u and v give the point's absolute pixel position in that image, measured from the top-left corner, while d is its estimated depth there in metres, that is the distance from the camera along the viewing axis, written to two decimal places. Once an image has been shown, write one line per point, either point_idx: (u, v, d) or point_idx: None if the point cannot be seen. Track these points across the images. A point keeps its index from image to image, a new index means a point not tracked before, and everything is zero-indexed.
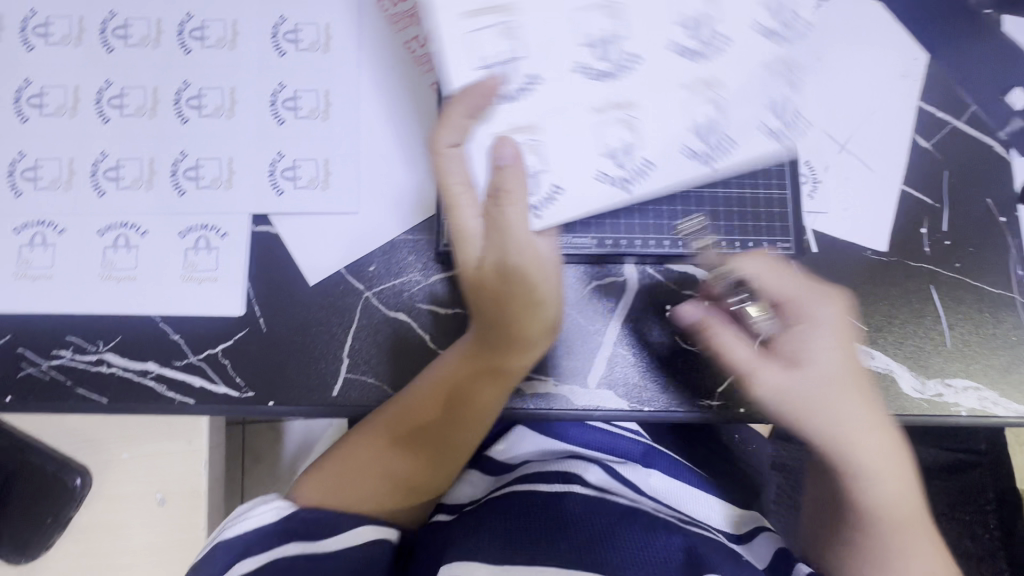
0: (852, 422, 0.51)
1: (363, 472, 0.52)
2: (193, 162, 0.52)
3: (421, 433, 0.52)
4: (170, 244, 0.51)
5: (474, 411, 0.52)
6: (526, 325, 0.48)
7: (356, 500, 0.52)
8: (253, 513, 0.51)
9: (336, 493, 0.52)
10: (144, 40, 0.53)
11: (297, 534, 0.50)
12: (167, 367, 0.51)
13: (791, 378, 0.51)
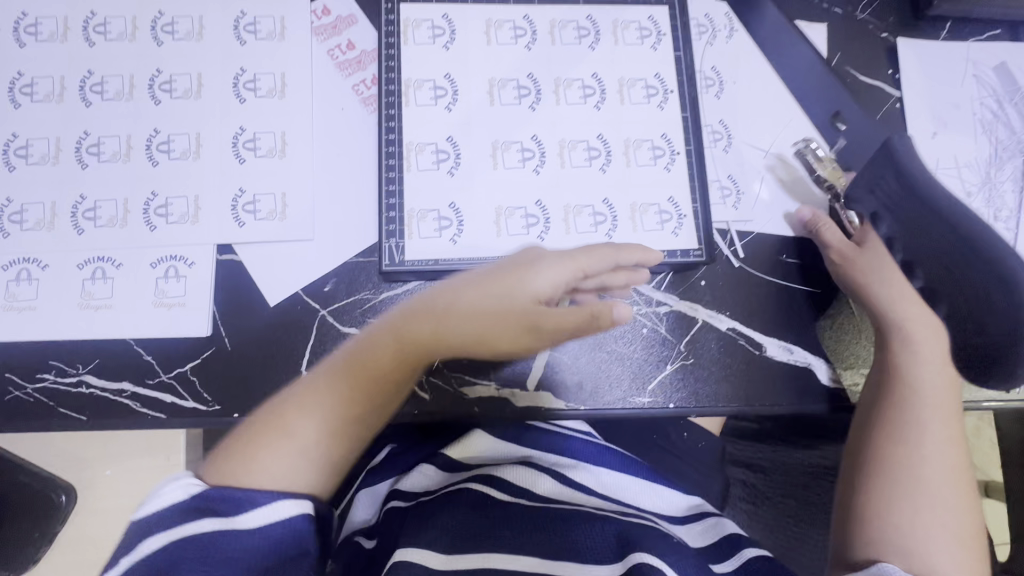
0: (934, 365, 0.59)
1: (287, 449, 0.50)
2: (163, 201, 0.58)
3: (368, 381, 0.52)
4: (142, 275, 0.57)
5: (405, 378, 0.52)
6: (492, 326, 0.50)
7: (286, 473, 0.50)
8: (169, 492, 0.48)
9: (266, 473, 0.50)
10: (119, 94, 0.60)
11: (216, 511, 0.47)
12: (141, 385, 0.56)
13: (883, 294, 0.59)
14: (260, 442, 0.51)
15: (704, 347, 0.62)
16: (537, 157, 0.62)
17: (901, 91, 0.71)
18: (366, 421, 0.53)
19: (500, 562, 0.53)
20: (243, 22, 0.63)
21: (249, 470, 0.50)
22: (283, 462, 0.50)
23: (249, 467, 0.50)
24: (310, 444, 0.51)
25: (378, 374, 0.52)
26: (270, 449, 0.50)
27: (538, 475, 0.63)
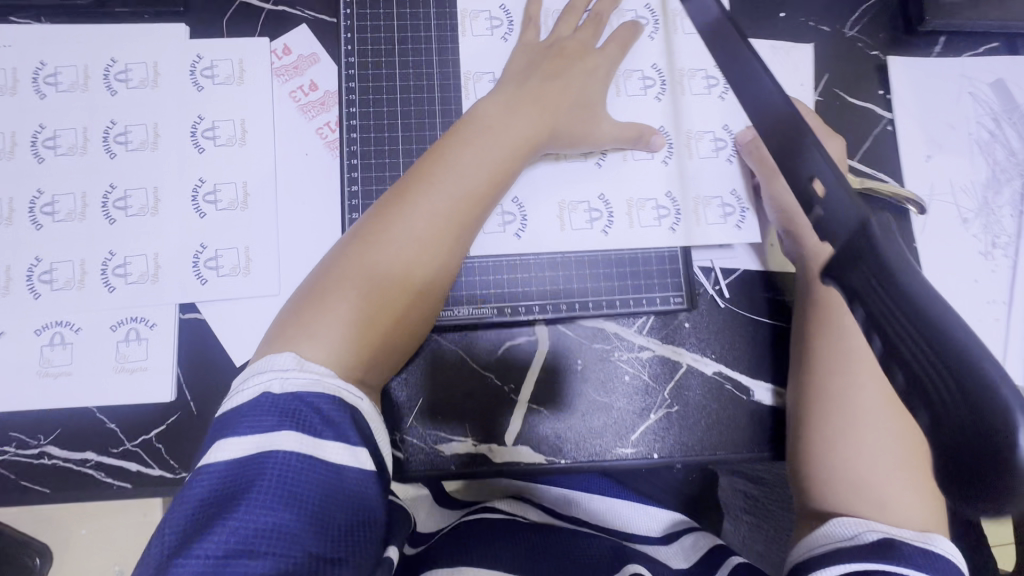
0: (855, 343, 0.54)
1: (334, 283, 0.46)
2: (121, 260, 0.56)
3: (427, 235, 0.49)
4: (103, 340, 0.55)
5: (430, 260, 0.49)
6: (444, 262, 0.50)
7: (330, 333, 0.44)
8: (244, 386, 0.42)
9: (309, 336, 0.44)
10: (72, 148, 0.58)
11: (299, 421, 0.39)
12: (104, 455, 0.54)
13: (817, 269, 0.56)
14: (307, 300, 0.46)
15: (690, 393, 0.60)
16: (518, 221, 0.59)
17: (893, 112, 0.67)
18: (410, 219, 0.48)
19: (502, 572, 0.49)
20: (200, 67, 0.60)
21: (299, 337, 0.44)
22: (333, 303, 0.45)
23: (296, 325, 0.45)
24: (361, 277, 0.46)
25: (436, 227, 0.49)
26: (317, 309, 0.45)
27: (527, 505, 0.64)
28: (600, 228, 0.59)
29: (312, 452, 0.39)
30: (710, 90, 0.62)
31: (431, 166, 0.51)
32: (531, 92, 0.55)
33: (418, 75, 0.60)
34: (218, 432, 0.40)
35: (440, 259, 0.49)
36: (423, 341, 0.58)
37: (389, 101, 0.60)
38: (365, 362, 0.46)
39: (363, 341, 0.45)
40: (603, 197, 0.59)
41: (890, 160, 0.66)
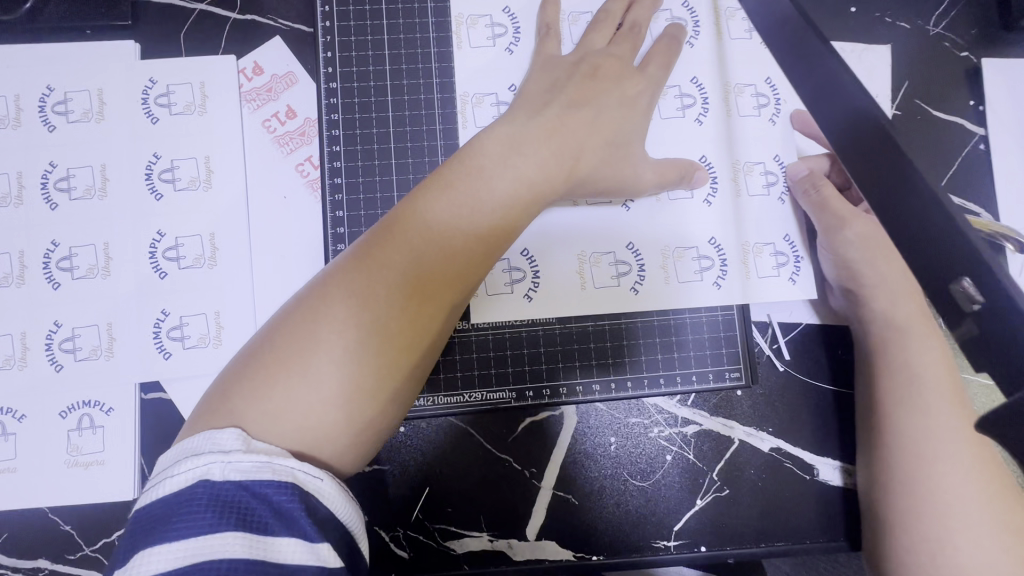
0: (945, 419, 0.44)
1: (301, 344, 0.37)
2: (68, 333, 0.47)
3: (405, 291, 0.39)
4: (51, 428, 0.47)
5: (419, 321, 0.40)
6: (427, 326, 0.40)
7: (293, 416, 0.36)
8: (173, 474, 0.32)
9: (266, 414, 0.35)
10: (5, 198, 0.48)
11: (239, 514, 0.31)
12: (59, 563, 0.46)
13: (894, 347, 0.47)
14: (264, 358, 0.37)
15: (743, 474, 0.51)
16: (528, 279, 0.49)
17: (986, 127, 0.56)
18: (405, 256, 0.40)
19: None
20: (153, 94, 0.50)
21: (250, 408, 0.36)
22: (298, 367, 0.37)
23: (250, 393, 0.36)
24: (333, 339, 0.37)
25: (418, 277, 0.39)
26: (277, 375, 0.36)
27: None
28: (629, 285, 0.49)
29: (262, 555, 0.30)
30: (760, 111, 0.51)
31: (423, 208, 0.41)
32: (546, 125, 0.44)
33: (413, 103, 0.50)
34: (138, 537, 0.31)
35: (434, 309, 0.40)
36: (431, 424, 0.50)
37: (379, 134, 0.50)
38: (335, 448, 0.37)
39: (336, 422, 0.37)
40: (632, 247, 0.50)
41: (981, 186, 0.55)
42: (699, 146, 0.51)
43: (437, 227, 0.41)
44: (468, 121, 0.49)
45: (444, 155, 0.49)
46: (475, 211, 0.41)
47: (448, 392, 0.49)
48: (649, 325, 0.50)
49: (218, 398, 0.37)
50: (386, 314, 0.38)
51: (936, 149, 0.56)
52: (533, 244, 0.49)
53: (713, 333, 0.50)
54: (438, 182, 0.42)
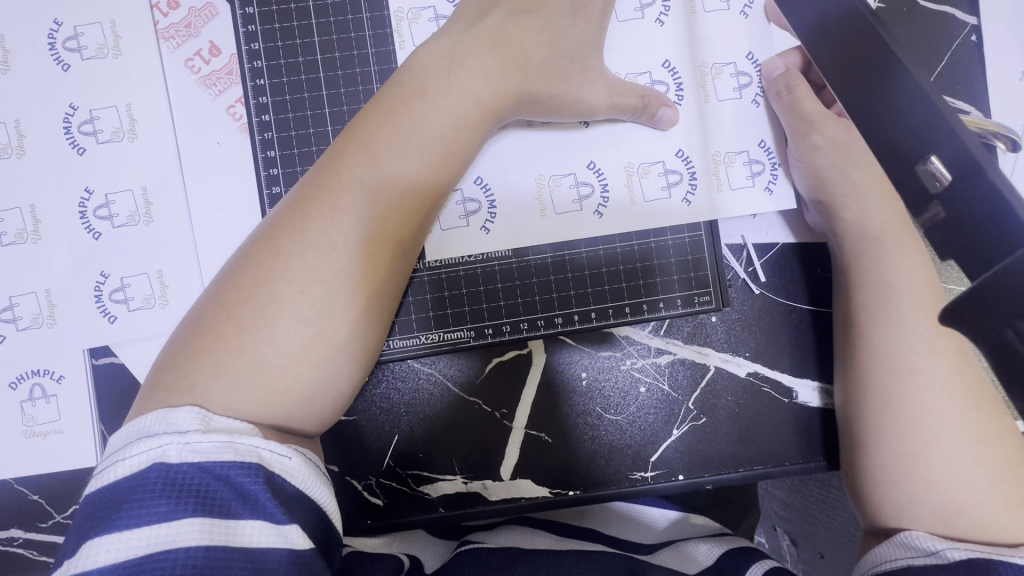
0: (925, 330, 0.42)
1: (258, 306, 0.34)
2: (6, 302, 0.45)
3: (361, 222, 0.36)
4: (3, 400, 0.45)
5: (381, 249, 0.37)
6: (391, 252, 0.38)
7: (258, 383, 0.34)
8: (125, 456, 0.30)
9: (226, 385, 0.33)
10: None
11: (198, 502, 0.28)
12: (32, 531, 0.46)
13: (874, 260, 0.44)
14: (214, 326, 0.35)
15: (718, 401, 0.49)
16: (485, 210, 0.46)
17: (978, 16, 0.51)
18: (353, 186, 0.36)
19: None
20: (61, 38, 0.46)
21: (211, 381, 0.33)
22: (258, 332, 0.34)
23: (207, 364, 0.34)
24: (295, 297, 0.35)
25: (370, 205, 0.36)
26: (227, 334, 0.34)
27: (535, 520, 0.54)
28: (593, 208, 0.46)
29: (223, 542, 0.28)
30: (729, 4, 0.47)
31: (371, 145, 0.37)
32: (486, 36, 0.40)
33: (340, 24, 0.45)
34: (85, 526, 0.29)
35: (396, 233, 0.37)
36: (399, 370, 0.48)
37: (306, 63, 0.45)
38: (290, 401, 0.35)
39: (311, 381, 0.35)
40: (593, 166, 0.46)
41: (972, 83, 0.51)
42: (662, 55, 0.46)
43: (392, 166, 0.37)
44: (405, 44, 0.45)
45: (379, 81, 0.45)
46: (422, 129, 0.38)
47: (413, 336, 0.47)
48: (613, 244, 0.47)
49: (170, 373, 0.34)
50: (352, 262, 0.36)
51: (924, 46, 0.51)
52: (488, 169, 0.46)
53: (682, 255, 0.48)
54: (382, 115, 0.38)
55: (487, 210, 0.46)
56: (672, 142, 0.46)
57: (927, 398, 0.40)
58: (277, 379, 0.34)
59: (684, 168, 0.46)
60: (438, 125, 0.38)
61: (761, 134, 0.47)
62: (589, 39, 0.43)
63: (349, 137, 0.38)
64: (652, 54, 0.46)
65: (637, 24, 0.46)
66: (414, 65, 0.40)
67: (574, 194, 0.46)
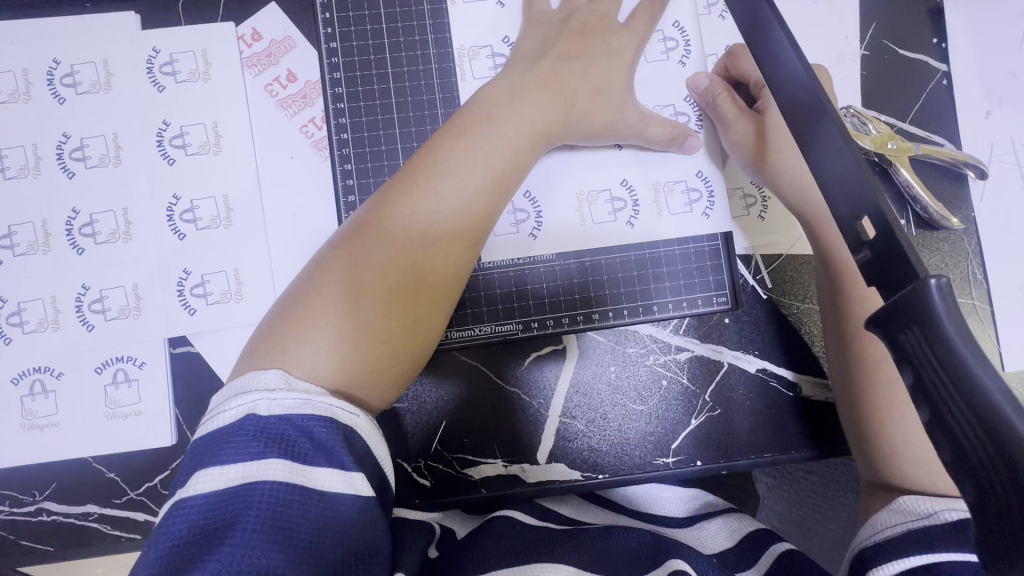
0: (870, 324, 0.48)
1: (348, 289, 0.41)
2: (97, 295, 0.50)
3: (431, 226, 0.43)
4: (88, 383, 0.50)
5: (445, 249, 0.44)
6: (452, 252, 0.44)
7: (342, 357, 0.39)
8: (225, 409, 0.36)
9: (314, 355, 0.39)
10: (23, 168, 0.50)
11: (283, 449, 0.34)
12: (107, 507, 0.50)
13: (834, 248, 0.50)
14: (310, 306, 0.40)
15: (733, 394, 0.55)
16: (533, 219, 0.52)
17: (948, 64, 0.59)
18: (425, 194, 0.43)
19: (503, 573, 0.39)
20: (158, 63, 0.52)
21: (307, 354, 0.39)
22: (349, 315, 0.40)
23: (302, 339, 0.39)
24: (382, 286, 0.41)
25: (439, 212, 0.43)
26: (317, 310, 0.40)
27: None
28: (624, 219, 0.53)
29: (302, 482, 0.33)
30: None
31: (444, 162, 0.44)
32: (538, 74, 0.48)
33: (409, 58, 0.52)
34: (191, 464, 0.34)
35: (459, 235, 0.44)
36: (450, 363, 0.53)
37: (380, 90, 0.52)
38: (366, 377, 0.40)
39: (387, 358, 0.41)
40: (626, 183, 0.53)
41: (945, 120, 0.59)
42: (682, 91, 0.54)
43: (463, 180, 0.44)
44: (464, 75, 0.52)
45: (441, 107, 0.52)
46: (485, 149, 0.45)
47: (463, 331, 0.53)
48: (641, 248, 0.54)
49: (270, 345, 0.40)
50: (427, 261, 0.43)
51: (905, 88, 0.59)
52: (534, 182, 0.52)
53: (705, 262, 0.54)
54: (454, 136, 0.45)
55: (535, 219, 0.53)
56: (694, 165, 0.53)
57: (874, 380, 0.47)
58: (363, 356, 0.40)
59: (704, 187, 0.53)
60: (499, 146, 0.45)
61: None
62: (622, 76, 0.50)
63: (425, 152, 0.45)
64: (675, 88, 0.54)
65: (662, 65, 0.54)
66: (480, 96, 0.47)
67: (609, 207, 0.53)
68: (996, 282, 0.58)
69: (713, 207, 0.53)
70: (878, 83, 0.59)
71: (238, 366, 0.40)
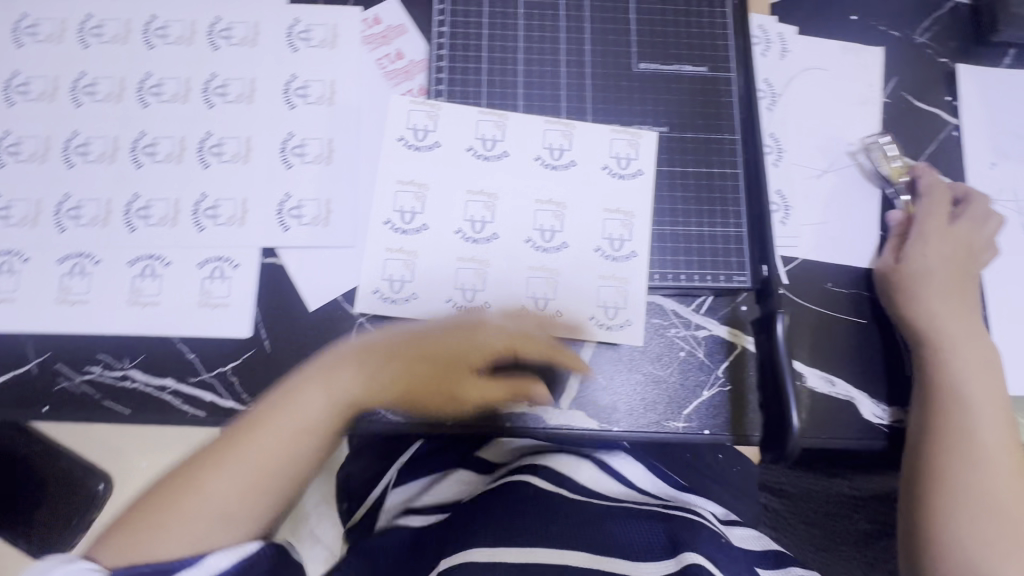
0: (966, 362, 0.58)
1: (243, 452, 0.52)
2: (212, 203, 0.59)
3: (308, 437, 0.53)
4: (190, 274, 0.58)
5: (332, 430, 0.54)
6: (326, 437, 0.54)
7: (224, 524, 0.50)
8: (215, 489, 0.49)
9: (201, 498, 0.50)
10: (176, 95, 0.61)
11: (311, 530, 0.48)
12: (182, 383, 0.57)
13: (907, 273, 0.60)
14: (200, 463, 0.52)
15: (745, 373, 0.60)
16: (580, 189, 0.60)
17: (959, 119, 0.68)
18: (388, 367, 0.54)
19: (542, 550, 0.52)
20: (296, 31, 0.64)
21: (199, 497, 0.50)
22: (230, 478, 0.51)
23: (193, 494, 0.50)
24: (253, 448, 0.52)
25: (341, 412, 0.54)
26: (218, 468, 0.51)
27: (583, 463, 0.63)
28: (600, 250, 0.60)
29: None
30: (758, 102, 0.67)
31: (442, 335, 0.55)
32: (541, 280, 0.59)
33: (502, 47, 0.63)
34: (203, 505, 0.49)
35: (325, 442, 0.54)
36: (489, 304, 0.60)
37: (475, 69, 0.62)
38: (248, 521, 0.51)
39: (265, 507, 0.52)
40: (607, 224, 0.60)
41: (953, 165, 0.67)
42: (615, 187, 0.60)
43: (407, 366, 0.55)
44: (542, 68, 0.62)
45: (523, 90, 0.62)
46: (454, 383, 0.55)
47: (509, 276, 0.59)
48: (617, 250, 0.60)
49: (178, 472, 0.53)
50: (308, 443, 0.53)
51: (921, 134, 0.68)
52: (495, 252, 0.59)
53: (737, 247, 0.60)
54: (427, 346, 0.55)
55: (483, 280, 0.59)
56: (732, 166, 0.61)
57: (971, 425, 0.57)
58: (251, 496, 0.51)
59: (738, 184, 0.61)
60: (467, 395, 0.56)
61: (781, 169, 0.65)
62: (654, 104, 0.62)
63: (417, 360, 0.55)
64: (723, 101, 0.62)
65: (554, 168, 0.60)
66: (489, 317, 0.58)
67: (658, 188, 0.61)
68: (994, 312, 0.64)
69: (745, 200, 0.61)
70: (896, 126, 0.68)
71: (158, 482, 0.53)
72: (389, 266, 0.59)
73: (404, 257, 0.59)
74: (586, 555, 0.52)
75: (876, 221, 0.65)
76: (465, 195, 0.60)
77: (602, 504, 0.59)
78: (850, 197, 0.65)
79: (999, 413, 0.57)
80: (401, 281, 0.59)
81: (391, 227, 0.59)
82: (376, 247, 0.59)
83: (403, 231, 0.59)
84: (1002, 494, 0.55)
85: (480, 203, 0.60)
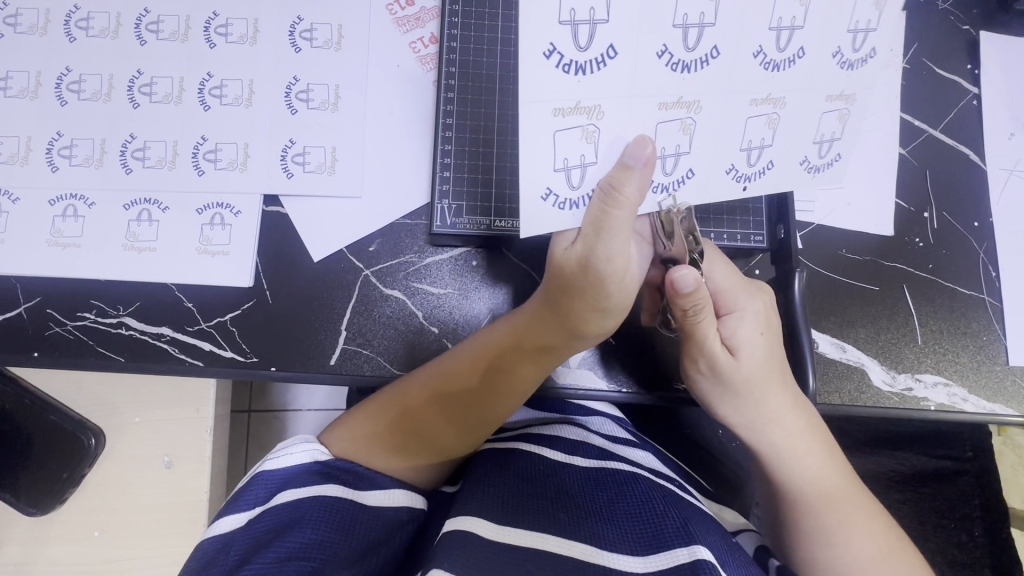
0: (775, 401, 0.54)
1: (414, 420, 0.53)
2: (212, 146, 0.57)
3: (483, 378, 0.53)
4: (187, 220, 0.56)
5: (512, 375, 0.53)
6: (523, 373, 0.53)
7: (409, 455, 0.53)
8: (289, 451, 0.50)
9: (366, 451, 0.52)
10: (174, 34, 0.58)
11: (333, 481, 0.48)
12: (179, 332, 0.56)
13: (738, 323, 0.54)
14: (387, 417, 0.53)
15: None
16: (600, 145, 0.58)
17: (979, 88, 0.67)
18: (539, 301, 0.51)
19: (549, 542, 0.45)
20: None
21: (369, 450, 0.52)
22: (415, 432, 0.53)
23: (363, 443, 0.52)
24: (406, 421, 0.53)
25: (510, 357, 0.52)
26: (413, 399, 0.53)
27: (590, 434, 0.62)
28: (810, 164, 0.46)
29: (362, 503, 0.47)
30: None
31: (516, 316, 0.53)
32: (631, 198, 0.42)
33: None
34: (266, 481, 0.48)
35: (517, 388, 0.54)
36: (497, 256, 0.58)
37: (491, 14, 0.59)
38: (438, 450, 0.54)
39: (459, 443, 0.54)
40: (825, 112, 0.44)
41: (972, 134, 0.66)
42: (818, 85, 0.43)
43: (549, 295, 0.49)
44: None
45: None
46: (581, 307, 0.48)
47: (512, 223, 0.56)
48: (755, 162, 0.45)
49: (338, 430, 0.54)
50: (495, 407, 0.54)
51: (941, 101, 0.66)
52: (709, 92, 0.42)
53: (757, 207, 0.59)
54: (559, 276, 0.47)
55: (690, 136, 0.43)
56: None
57: (778, 466, 0.56)
58: (449, 438, 0.54)
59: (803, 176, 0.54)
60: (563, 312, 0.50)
61: None
62: None
63: (536, 322, 0.51)
64: None
65: (851, 67, 0.42)
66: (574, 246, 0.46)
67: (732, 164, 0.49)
68: (1008, 282, 0.63)
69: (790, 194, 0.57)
70: (917, 93, 0.66)
71: (338, 424, 0.55)
72: (564, 142, 0.42)
73: (590, 138, 0.42)
74: (558, 542, 0.45)
75: (894, 189, 0.64)
76: (658, 109, 0.42)
77: (620, 470, 0.56)
78: (868, 163, 0.64)
79: (817, 463, 0.55)
80: (676, 156, 0.44)
81: (665, 60, 0.41)
82: (536, 110, 0.40)
83: (682, 67, 0.41)
84: (839, 539, 0.53)
85: (678, 121, 0.43)
